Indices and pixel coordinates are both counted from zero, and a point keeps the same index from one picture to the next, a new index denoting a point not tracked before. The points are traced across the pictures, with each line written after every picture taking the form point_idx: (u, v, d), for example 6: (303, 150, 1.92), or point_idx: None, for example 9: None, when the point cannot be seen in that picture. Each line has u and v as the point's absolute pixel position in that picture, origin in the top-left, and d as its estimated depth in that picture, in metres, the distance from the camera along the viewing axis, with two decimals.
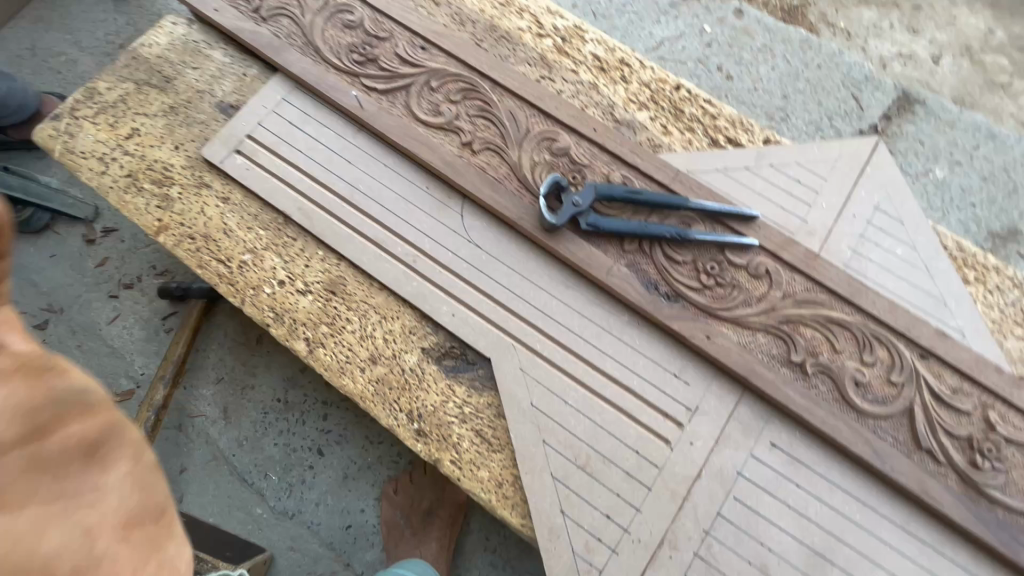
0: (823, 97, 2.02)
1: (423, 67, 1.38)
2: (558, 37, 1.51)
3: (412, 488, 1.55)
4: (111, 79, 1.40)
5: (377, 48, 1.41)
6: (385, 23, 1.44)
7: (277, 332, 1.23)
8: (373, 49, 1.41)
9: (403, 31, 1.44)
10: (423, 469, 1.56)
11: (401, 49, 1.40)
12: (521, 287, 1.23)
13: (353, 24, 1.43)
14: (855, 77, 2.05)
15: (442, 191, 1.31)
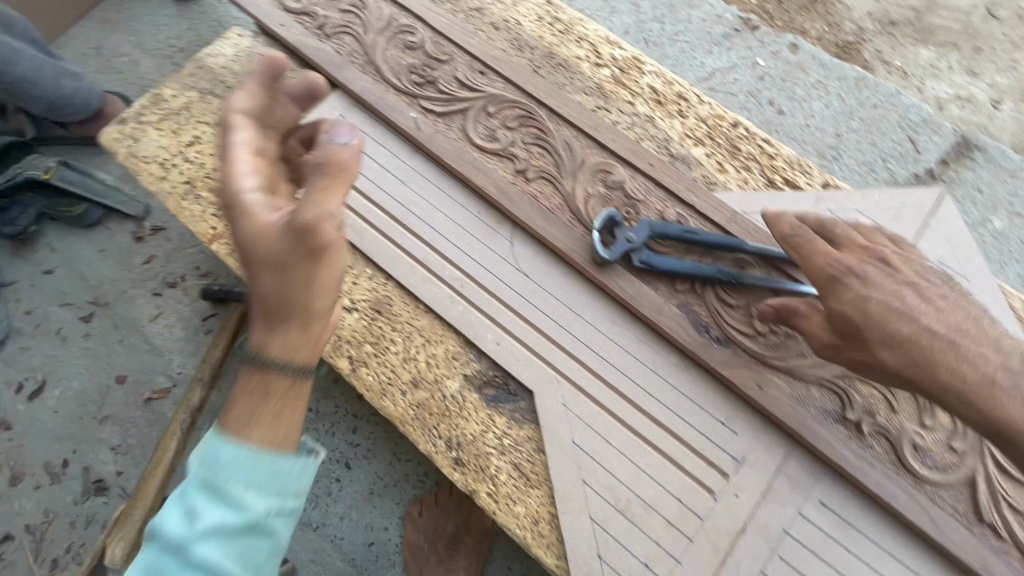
0: (877, 137, 1.98)
1: (481, 93, 1.39)
2: (616, 67, 1.51)
3: (438, 511, 1.53)
4: (177, 86, 1.43)
5: (436, 71, 1.42)
6: (446, 46, 1.46)
7: (321, 347, 1.23)
8: (433, 71, 1.42)
9: (462, 54, 1.45)
10: (449, 492, 1.54)
11: (460, 73, 1.42)
12: (568, 320, 1.22)
13: (414, 46, 1.45)
14: (912, 118, 2.00)
15: (494, 217, 1.30)
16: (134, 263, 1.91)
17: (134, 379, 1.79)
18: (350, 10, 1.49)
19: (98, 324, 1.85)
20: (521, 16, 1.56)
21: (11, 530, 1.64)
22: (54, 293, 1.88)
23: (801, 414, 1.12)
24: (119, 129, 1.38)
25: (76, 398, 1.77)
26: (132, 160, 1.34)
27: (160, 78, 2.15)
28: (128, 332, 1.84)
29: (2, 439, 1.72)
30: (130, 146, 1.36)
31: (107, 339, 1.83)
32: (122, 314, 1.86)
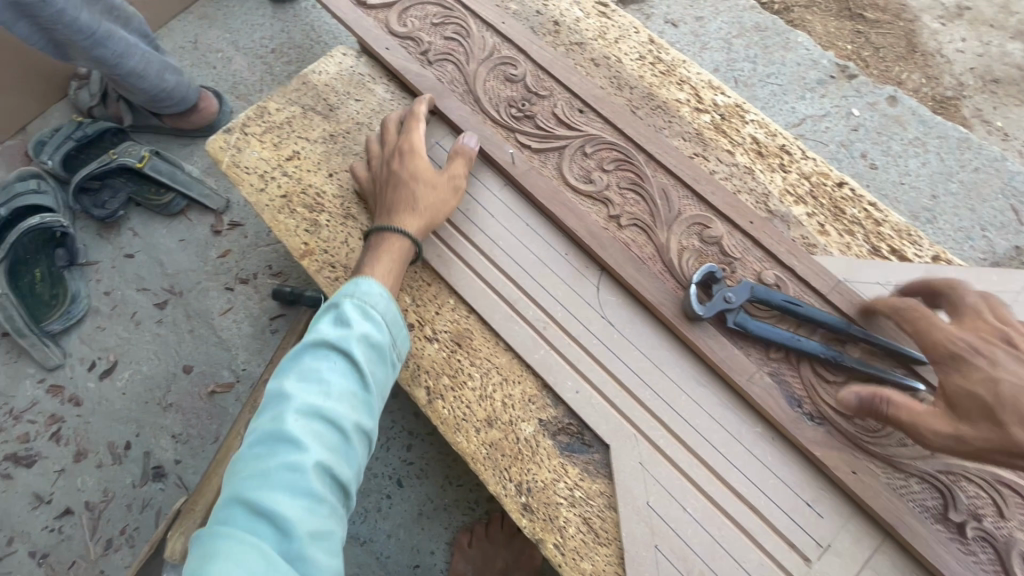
0: (976, 204, 1.88)
1: (579, 131, 1.38)
2: (717, 114, 1.47)
3: (487, 543, 1.52)
4: (282, 101, 1.48)
5: (536, 106, 1.41)
6: (547, 80, 1.45)
7: (400, 373, 1.24)
8: (532, 105, 1.41)
9: (563, 90, 1.44)
10: (501, 523, 1.54)
11: (560, 109, 1.40)
12: (652, 376, 1.18)
13: (515, 78, 1.45)
14: (1016, 186, 1.89)
15: (582, 261, 1.28)
16: (210, 256, 1.96)
17: (200, 370, 1.83)
18: (453, 37, 1.50)
19: (171, 311, 1.90)
20: (622, 54, 1.54)
21: (71, 505, 1.70)
22: (133, 277, 1.94)
23: (898, 508, 1.06)
24: (225, 139, 1.44)
25: (143, 382, 1.82)
26: (235, 170, 1.40)
27: (250, 76, 2.21)
28: (198, 323, 1.89)
29: (72, 414, 1.79)
30: (233, 156, 1.42)
31: (178, 328, 1.88)
32: (195, 304, 1.91)
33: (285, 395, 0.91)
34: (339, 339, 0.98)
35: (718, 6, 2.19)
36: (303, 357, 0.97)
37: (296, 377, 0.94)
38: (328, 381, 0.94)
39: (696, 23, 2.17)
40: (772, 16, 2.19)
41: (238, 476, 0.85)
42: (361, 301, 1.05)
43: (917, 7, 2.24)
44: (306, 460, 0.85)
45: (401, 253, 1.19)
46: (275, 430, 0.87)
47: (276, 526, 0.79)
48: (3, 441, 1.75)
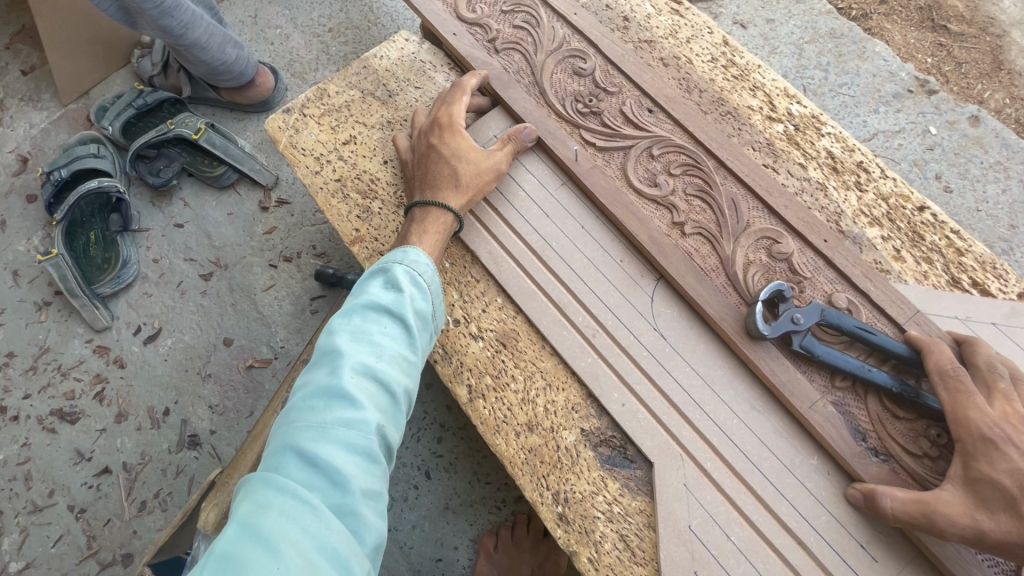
0: None
1: (646, 132, 1.32)
2: (791, 124, 1.39)
3: (512, 547, 1.50)
4: (342, 83, 1.47)
5: (602, 103, 1.36)
6: (615, 77, 1.39)
7: (443, 369, 1.22)
8: (599, 102, 1.36)
9: (632, 88, 1.38)
10: (528, 527, 1.52)
11: (627, 108, 1.35)
12: (704, 396, 1.13)
13: (582, 73, 1.40)
14: None
15: (638, 268, 1.23)
16: (256, 232, 1.98)
17: (240, 344, 1.86)
18: (522, 27, 1.46)
19: (215, 283, 1.93)
20: (694, 54, 1.47)
21: (110, 465, 1.74)
22: (181, 247, 1.97)
23: (964, 558, 0.99)
24: (284, 119, 1.44)
25: (185, 350, 1.85)
26: (292, 150, 1.41)
27: (307, 53, 2.21)
28: (241, 297, 1.91)
29: (116, 376, 1.83)
30: (291, 137, 1.42)
31: (221, 300, 1.91)
32: (239, 278, 1.93)
33: (340, 353, 0.90)
34: (392, 304, 0.99)
35: (792, 8, 2.08)
36: (357, 319, 0.96)
37: (350, 336, 0.93)
38: (382, 342, 0.94)
39: (767, 25, 2.07)
40: (849, 22, 2.07)
41: (290, 428, 0.84)
42: (410, 269, 1.05)
43: (1009, 20, 2.08)
44: (360, 416, 0.85)
45: (447, 229, 1.20)
46: (330, 385, 0.86)
47: (329, 480, 0.79)
48: (50, 397, 1.81)
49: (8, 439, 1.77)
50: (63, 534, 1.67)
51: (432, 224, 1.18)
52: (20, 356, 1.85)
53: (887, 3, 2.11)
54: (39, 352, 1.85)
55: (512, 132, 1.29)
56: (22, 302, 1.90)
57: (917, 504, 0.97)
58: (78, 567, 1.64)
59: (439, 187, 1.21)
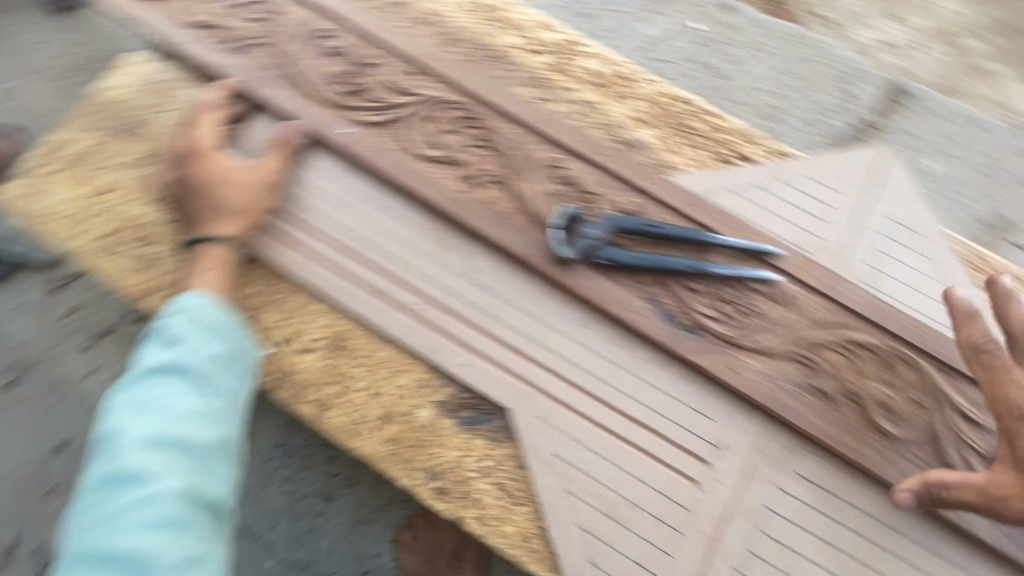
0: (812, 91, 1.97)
1: (416, 96, 1.30)
2: (552, 53, 1.43)
3: (431, 532, 1.52)
4: (74, 128, 1.29)
5: (366, 77, 1.31)
6: (372, 48, 1.34)
7: (282, 394, 1.17)
8: (362, 78, 1.31)
9: (391, 55, 1.34)
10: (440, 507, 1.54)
11: (392, 77, 1.31)
12: (536, 332, 1.18)
13: (337, 52, 1.33)
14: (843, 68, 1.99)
15: (445, 231, 1.23)
16: (56, 316, 1.73)
17: (80, 442, 1.65)
18: (260, 18, 1.35)
19: (25, 388, 1.68)
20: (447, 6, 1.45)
21: None
22: None
23: (777, 391, 1.14)
24: (26, 183, 1.25)
25: (15, 472, 1.62)
26: (42, 217, 1.23)
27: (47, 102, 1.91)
28: (62, 393, 1.68)
29: None
30: (34, 203, 1.24)
31: (40, 404, 1.67)
32: (52, 374, 1.69)
33: (123, 433, 0.83)
34: (174, 359, 0.90)
35: None
36: (139, 388, 0.88)
37: (134, 409, 0.86)
38: (172, 404, 0.87)
39: None
40: None
41: (84, 525, 0.79)
42: (191, 314, 0.96)
43: None
44: (154, 492, 0.79)
45: (227, 261, 1.14)
46: (113, 469, 0.80)
47: (134, 568, 0.75)
48: None
49: None
50: None
51: (212, 262, 1.13)
52: None
53: None
54: None
55: (273, 138, 1.22)
56: None
57: None
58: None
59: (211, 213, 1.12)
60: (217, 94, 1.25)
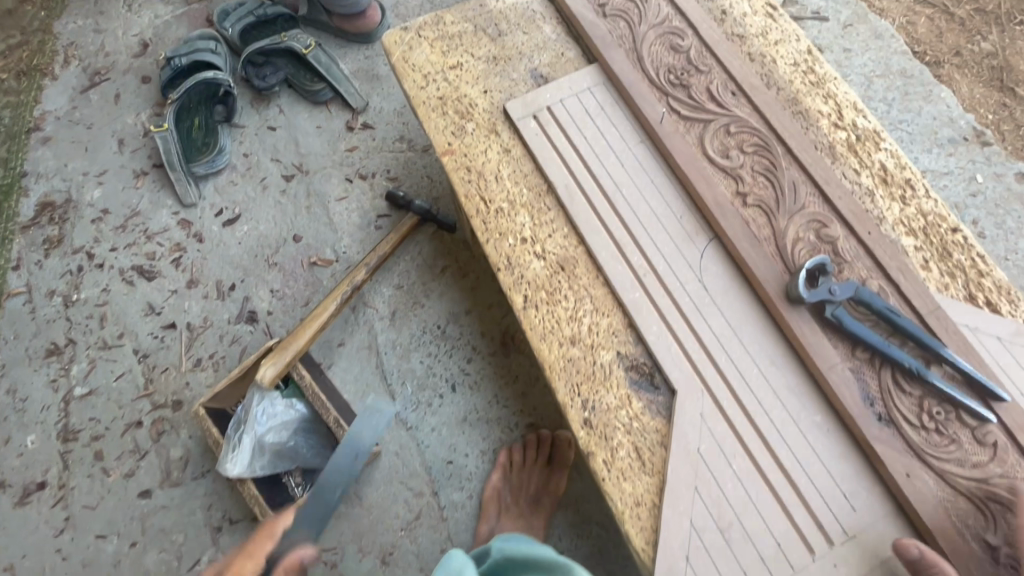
0: None
1: (727, 111, 1.45)
2: (854, 133, 1.50)
3: (523, 471, 1.67)
4: (458, 15, 1.61)
5: (693, 78, 1.50)
6: (708, 59, 1.52)
7: (505, 278, 1.36)
8: (690, 77, 1.50)
9: (722, 71, 1.51)
10: (535, 454, 1.69)
11: (715, 87, 1.48)
12: (730, 343, 1.27)
13: (680, 49, 1.53)
14: None
15: (693, 225, 1.37)
16: (339, 147, 2.16)
17: (307, 242, 2.03)
18: None
19: (295, 186, 2.11)
20: (780, 56, 1.58)
21: (176, 322, 1.94)
22: (270, 147, 2.16)
23: (938, 513, 1.13)
24: (401, 36, 1.58)
25: (258, 238, 2.04)
26: (404, 65, 1.54)
27: None
28: (316, 202, 2.09)
29: (193, 247, 2.03)
30: (405, 52, 1.56)
31: (298, 203, 2.09)
32: (316, 186, 2.11)
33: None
34: None
35: (870, 42, 2.22)
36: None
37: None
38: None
39: (843, 54, 2.21)
40: (923, 67, 2.20)
41: None
42: None
43: None
44: None
45: (482, 174, 1.44)
46: None
47: None
48: (133, 253, 2.03)
49: (92, 282, 2.00)
50: (125, 372, 1.88)
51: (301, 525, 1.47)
52: (113, 215, 2.08)
53: (961, 56, 2.23)
54: (130, 214, 2.08)
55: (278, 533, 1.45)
56: (121, 168, 2.15)
57: (886, 458, 1.16)
58: (121, 437, 1.81)
59: (531, 140, 1.45)
60: (552, 61, 1.55)
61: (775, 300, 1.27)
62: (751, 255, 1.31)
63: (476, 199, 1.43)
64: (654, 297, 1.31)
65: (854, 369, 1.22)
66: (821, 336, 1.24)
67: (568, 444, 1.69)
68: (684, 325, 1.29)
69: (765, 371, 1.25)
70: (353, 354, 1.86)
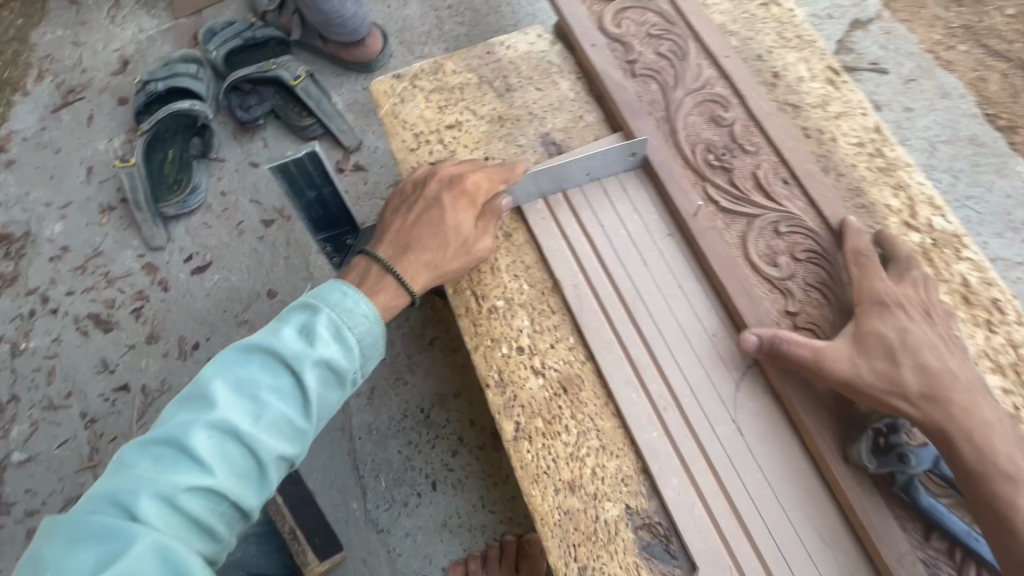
0: None
1: (777, 205, 1.20)
2: (929, 237, 1.21)
3: None
4: (460, 64, 1.37)
5: (736, 159, 1.24)
6: (755, 135, 1.27)
7: (494, 398, 1.11)
8: (733, 158, 1.25)
9: (771, 151, 1.25)
10: (500, 560, 1.44)
11: (763, 173, 1.23)
12: (768, 509, 1.02)
13: (722, 121, 1.28)
14: None
15: (729, 348, 1.12)
16: None
17: (283, 299, 1.81)
18: (666, 56, 1.34)
19: (275, 233, 1.89)
20: (841, 133, 1.30)
21: (129, 383, 1.73)
22: (251, 186, 1.94)
23: None
24: (392, 85, 1.34)
25: (229, 290, 1.82)
26: (393, 121, 1.30)
27: (420, 25, 2.14)
28: (296, 253, 1.86)
29: (157, 297, 1.82)
30: (395, 106, 1.32)
31: (276, 252, 1.86)
32: (297, 234, 1.88)
33: (135, 510, 0.77)
34: None
35: (935, 101, 1.95)
36: (209, 459, 0.82)
37: (188, 479, 0.81)
38: (304, 427, 0.91)
39: (904, 113, 1.93)
40: (997, 132, 1.91)
41: None
42: None
43: None
44: None
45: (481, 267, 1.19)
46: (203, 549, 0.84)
47: None
48: (91, 299, 1.83)
49: (42, 330, 1.79)
50: (68, 439, 1.67)
51: None
52: (73, 254, 1.88)
53: None
54: (91, 254, 1.88)
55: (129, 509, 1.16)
56: (88, 200, 1.94)
57: None
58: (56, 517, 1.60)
59: (538, 226, 1.21)
60: (568, 126, 1.30)
61: (829, 460, 1.01)
62: (800, 395, 1.06)
63: (466, 293, 1.18)
64: (676, 440, 1.06)
65: (926, 561, 0.98)
66: (886, 513, 0.99)
67: (542, 552, 1.42)
68: (712, 480, 1.04)
69: (811, 551, 1.00)
70: (322, 437, 1.63)
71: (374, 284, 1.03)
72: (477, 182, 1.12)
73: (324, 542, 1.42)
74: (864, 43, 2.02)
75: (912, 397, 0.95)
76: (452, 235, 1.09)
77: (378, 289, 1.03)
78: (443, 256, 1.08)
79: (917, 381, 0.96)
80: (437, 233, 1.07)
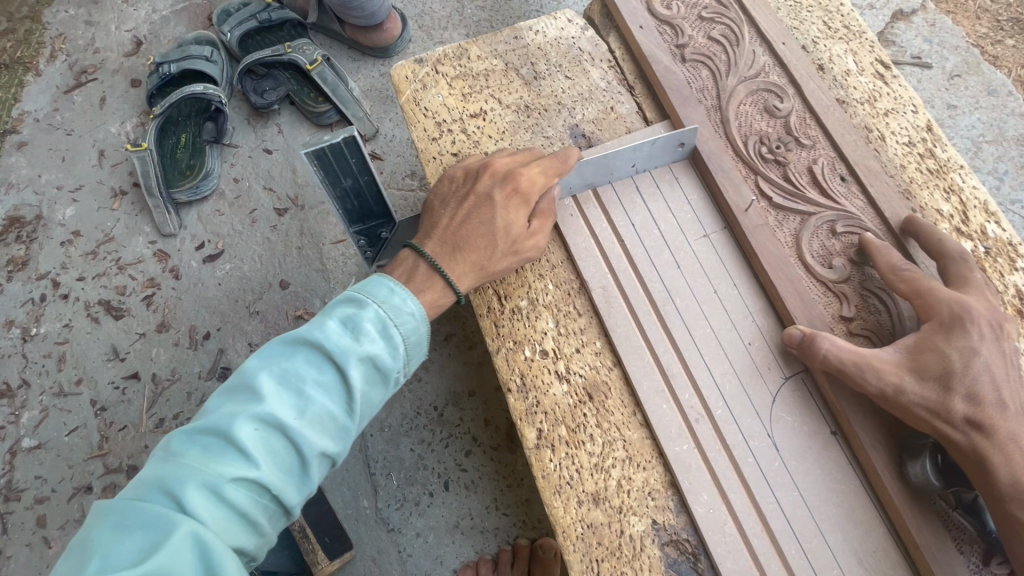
0: None
1: (835, 203, 1.13)
2: (983, 245, 1.14)
3: None
4: (485, 48, 1.30)
5: (792, 153, 1.18)
6: (812, 129, 1.20)
7: (515, 403, 1.06)
8: (788, 151, 1.18)
9: (829, 146, 1.19)
10: (512, 564, 1.43)
11: (820, 168, 1.16)
12: (805, 531, 0.96)
13: (777, 112, 1.21)
14: None
15: (765, 357, 1.06)
16: None
17: (295, 290, 1.77)
18: (718, 41, 1.27)
19: (288, 222, 1.84)
20: (889, 131, 1.22)
21: (140, 371, 1.70)
22: (264, 173, 1.90)
23: None
24: (414, 69, 1.28)
25: (240, 280, 1.79)
26: (414, 108, 1.24)
27: (441, 10, 2.07)
28: (309, 243, 1.82)
29: (168, 285, 1.79)
30: (416, 92, 1.26)
31: (289, 242, 1.82)
32: (311, 224, 1.84)
33: (180, 499, 0.73)
34: None
35: (980, 99, 1.85)
36: (255, 452, 0.78)
37: (234, 470, 0.77)
38: (348, 423, 0.87)
39: (946, 111, 1.84)
40: None
41: None
42: None
43: None
44: None
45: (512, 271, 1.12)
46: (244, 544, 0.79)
47: None
48: (102, 286, 1.80)
49: (54, 315, 1.77)
50: (79, 426, 1.66)
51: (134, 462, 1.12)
52: (85, 238, 1.85)
53: None
54: (103, 239, 1.85)
55: None
56: (99, 184, 1.91)
57: None
58: (66, 504, 1.59)
59: (564, 223, 1.15)
60: (598, 119, 1.23)
61: (883, 475, 0.96)
62: (853, 407, 1.00)
63: (488, 292, 1.13)
64: (709, 453, 1.01)
65: None
66: (943, 535, 0.95)
67: (555, 557, 1.40)
68: (746, 496, 0.99)
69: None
70: None
71: (421, 282, 0.99)
72: (532, 179, 1.05)
73: (334, 540, 1.39)
74: (906, 36, 1.92)
75: (958, 426, 0.89)
76: (501, 235, 1.03)
77: (423, 288, 0.98)
78: (489, 257, 1.03)
79: (967, 410, 0.89)
80: (485, 232, 1.02)
